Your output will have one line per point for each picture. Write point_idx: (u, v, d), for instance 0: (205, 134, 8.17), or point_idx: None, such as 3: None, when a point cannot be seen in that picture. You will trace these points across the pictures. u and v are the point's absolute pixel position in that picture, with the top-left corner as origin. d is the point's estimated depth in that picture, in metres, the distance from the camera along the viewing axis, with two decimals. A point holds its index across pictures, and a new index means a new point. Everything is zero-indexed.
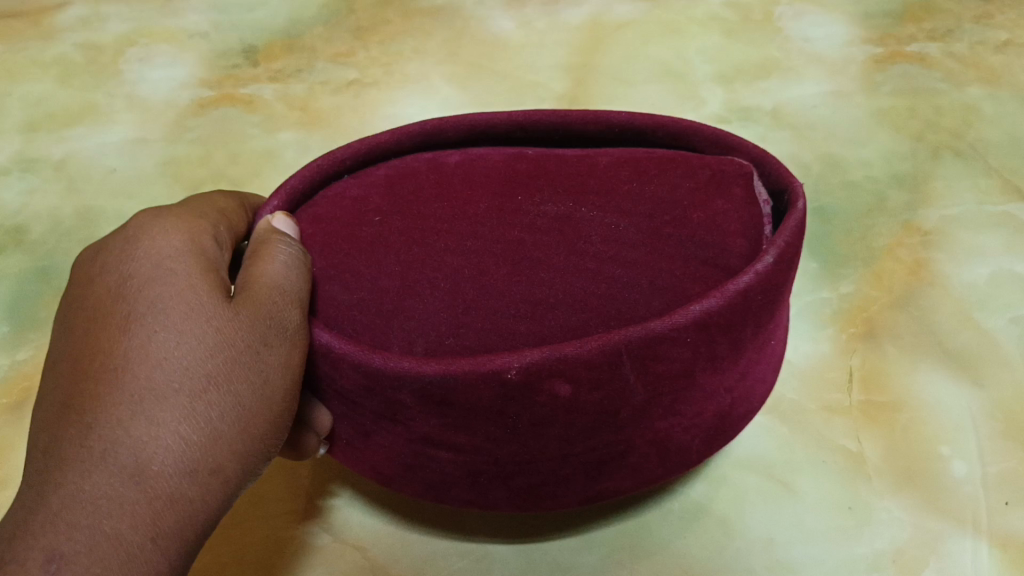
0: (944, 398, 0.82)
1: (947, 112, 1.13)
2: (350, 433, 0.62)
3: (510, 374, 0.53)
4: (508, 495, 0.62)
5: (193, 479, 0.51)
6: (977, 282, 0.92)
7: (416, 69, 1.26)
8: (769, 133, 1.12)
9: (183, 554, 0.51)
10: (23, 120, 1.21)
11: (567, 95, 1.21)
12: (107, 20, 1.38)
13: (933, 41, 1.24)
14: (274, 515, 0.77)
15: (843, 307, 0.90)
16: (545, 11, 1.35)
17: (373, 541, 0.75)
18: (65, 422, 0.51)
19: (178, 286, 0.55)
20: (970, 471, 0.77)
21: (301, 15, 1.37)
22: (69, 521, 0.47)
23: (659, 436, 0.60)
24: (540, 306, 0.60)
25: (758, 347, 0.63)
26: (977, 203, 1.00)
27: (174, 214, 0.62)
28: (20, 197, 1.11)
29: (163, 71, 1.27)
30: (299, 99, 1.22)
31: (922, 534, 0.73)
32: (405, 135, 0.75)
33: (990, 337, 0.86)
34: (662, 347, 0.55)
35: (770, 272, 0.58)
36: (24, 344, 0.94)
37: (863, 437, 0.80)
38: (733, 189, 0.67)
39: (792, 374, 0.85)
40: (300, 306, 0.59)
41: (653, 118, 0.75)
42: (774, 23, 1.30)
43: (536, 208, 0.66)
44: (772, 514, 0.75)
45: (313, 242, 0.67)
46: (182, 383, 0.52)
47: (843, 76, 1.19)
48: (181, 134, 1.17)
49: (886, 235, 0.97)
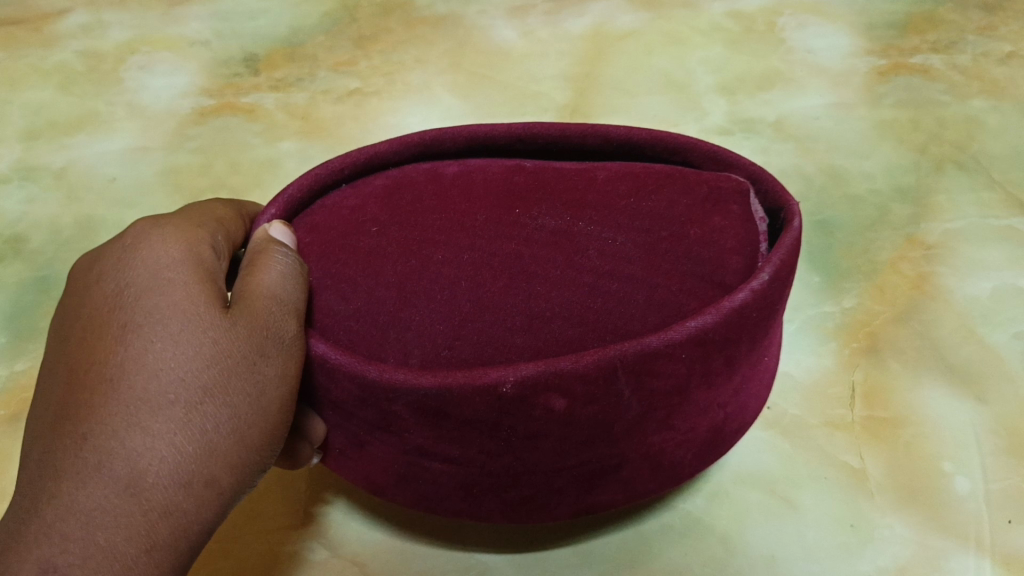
0: (946, 415, 0.81)
1: (951, 125, 1.12)
2: (345, 443, 0.62)
3: (505, 389, 0.53)
4: (502, 507, 0.62)
5: (188, 490, 0.50)
6: (979, 296, 0.91)
7: (419, 78, 1.26)
8: (771, 144, 1.12)
9: (178, 566, 0.51)
10: (23, 128, 1.21)
11: (570, 105, 1.20)
12: (108, 27, 1.38)
13: (937, 53, 1.24)
14: (271, 530, 0.76)
15: (845, 321, 0.90)
16: (547, 20, 1.35)
17: (371, 556, 0.75)
18: (60, 433, 0.51)
19: (175, 296, 0.54)
20: (973, 487, 0.77)
21: (303, 24, 1.37)
22: (64, 533, 0.47)
23: (653, 451, 0.60)
24: (537, 319, 0.59)
25: (752, 364, 0.62)
26: (980, 216, 1.00)
27: (171, 222, 0.62)
28: (20, 206, 1.11)
29: (164, 80, 1.27)
30: (301, 108, 1.22)
31: (924, 552, 0.73)
32: (404, 145, 0.75)
33: (992, 353, 0.86)
34: (657, 363, 0.55)
35: (766, 289, 0.58)
36: (22, 355, 0.93)
37: (865, 453, 0.79)
38: (730, 206, 0.67)
39: (794, 388, 0.85)
40: (296, 317, 0.59)
41: (652, 132, 0.75)
42: (776, 34, 1.30)
43: (534, 220, 0.66)
44: (772, 531, 0.74)
45: (310, 251, 0.66)
46: (178, 394, 0.51)
47: (845, 87, 1.19)
48: (182, 143, 1.17)
49: (888, 248, 0.97)
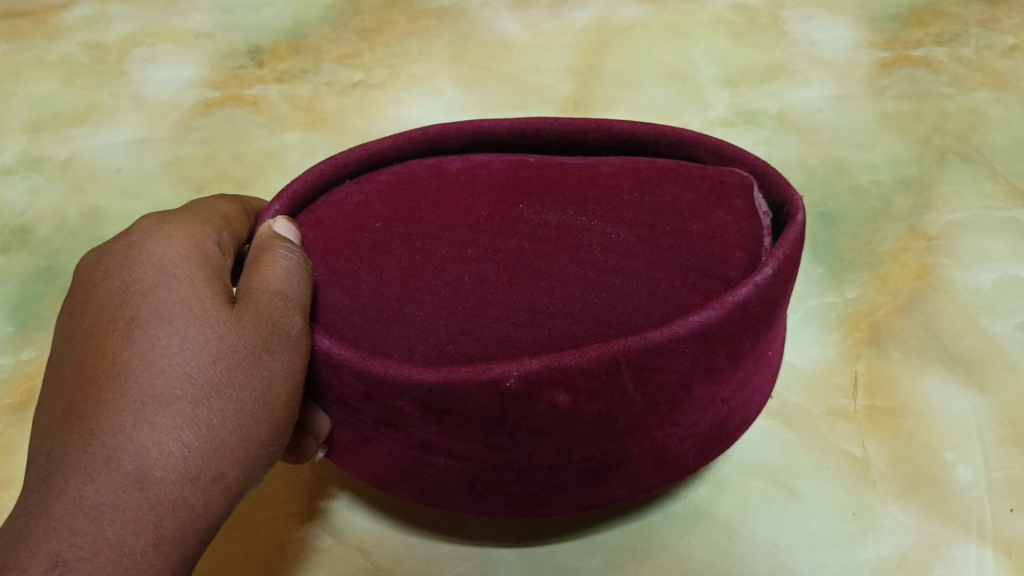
0: (948, 404, 0.82)
1: (954, 116, 1.13)
2: (349, 438, 0.62)
3: (510, 383, 0.53)
4: (506, 502, 0.62)
5: (196, 485, 0.51)
6: (982, 287, 0.91)
7: (422, 70, 1.26)
8: (774, 136, 1.12)
9: (185, 560, 0.50)
10: (28, 119, 1.21)
11: (572, 97, 1.21)
12: (112, 19, 1.38)
13: (939, 45, 1.24)
14: (275, 517, 0.77)
15: (849, 312, 0.90)
16: (551, 13, 1.35)
17: (375, 544, 0.75)
18: (68, 429, 0.51)
19: (181, 292, 0.55)
20: (975, 477, 0.77)
21: (307, 16, 1.37)
22: (72, 528, 0.47)
23: (656, 445, 0.60)
24: (541, 315, 0.60)
25: (756, 358, 0.63)
26: (983, 208, 1.00)
27: (177, 219, 0.62)
28: (26, 197, 1.11)
29: (168, 71, 1.27)
30: (305, 99, 1.22)
31: (926, 540, 0.73)
32: (407, 141, 0.75)
33: (995, 343, 0.86)
34: (661, 358, 0.55)
35: (769, 284, 0.58)
36: (28, 344, 0.94)
37: (867, 442, 0.80)
38: (734, 201, 0.67)
39: (796, 378, 0.85)
40: (301, 312, 0.59)
41: (655, 127, 0.75)
42: (780, 26, 1.30)
43: (537, 216, 0.66)
44: (775, 519, 0.75)
45: (314, 247, 0.67)
46: (185, 389, 0.52)
47: (849, 79, 1.20)
48: (187, 134, 1.17)
49: (891, 239, 0.97)
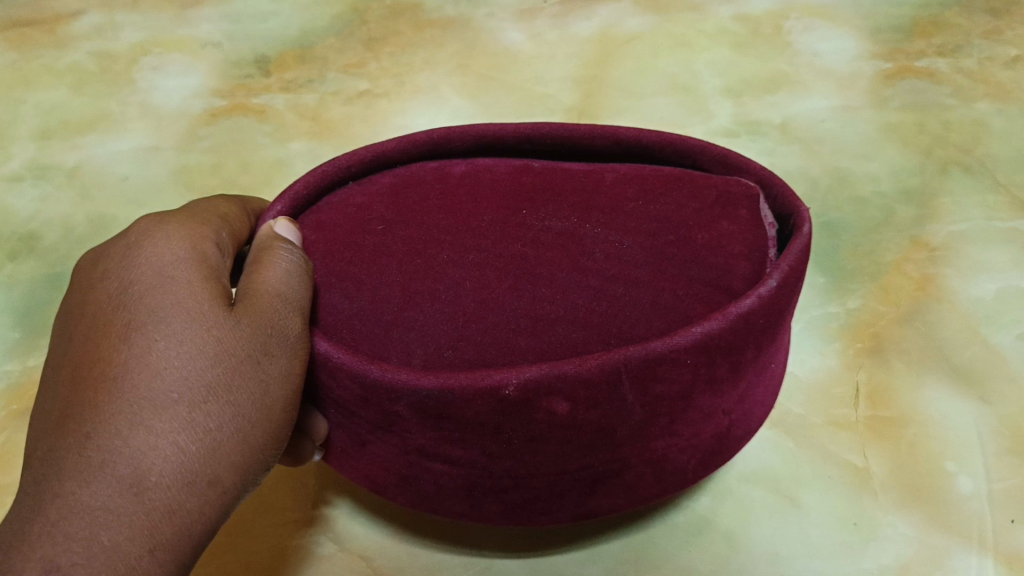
0: (950, 415, 0.82)
1: (957, 127, 1.13)
2: (346, 443, 0.63)
3: (508, 391, 0.54)
4: (502, 509, 0.62)
5: (192, 490, 0.51)
6: (984, 297, 0.92)
7: (428, 79, 1.27)
8: (777, 147, 1.12)
9: (181, 564, 0.51)
10: (36, 127, 1.22)
11: (576, 107, 1.22)
12: (120, 28, 1.39)
13: (942, 57, 1.24)
14: (280, 524, 0.77)
15: (850, 321, 0.91)
16: (556, 23, 1.36)
17: (378, 551, 0.75)
18: (64, 432, 0.51)
19: (179, 295, 0.55)
20: (976, 487, 0.77)
21: (313, 26, 1.38)
22: (67, 532, 0.47)
23: (655, 456, 0.61)
24: (541, 322, 0.60)
25: (758, 370, 0.63)
26: (985, 218, 1.00)
27: (175, 219, 0.63)
28: (34, 204, 1.12)
29: (176, 80, 1.29)
30: (311, 109, 1.23)
31: (927, 550, 0.73)
32: (411, 143, 0.76)
33: (996, 353, 0.86)
34: (662, 368, 0.55)
35: (773, 296, 0.59)
36: (35, 350, 0.95)
37: (869, 452, 0.80)
38: (739, 211, 0.67)
39: (797, 387, 0.85)
40: (301, 315, 0.60)
41: (661, 135, 0.75)
42: (783, 37, 1.31)
43: (540, 222, 0.67)
44: (776, 528, 0.75)
45: (315, 248, 0.67)
46: (182, 393, 0.52)
47: (851, 90, 1.20)
48: (194, 142, 1.18)
49: (893, 250, 0.98)
